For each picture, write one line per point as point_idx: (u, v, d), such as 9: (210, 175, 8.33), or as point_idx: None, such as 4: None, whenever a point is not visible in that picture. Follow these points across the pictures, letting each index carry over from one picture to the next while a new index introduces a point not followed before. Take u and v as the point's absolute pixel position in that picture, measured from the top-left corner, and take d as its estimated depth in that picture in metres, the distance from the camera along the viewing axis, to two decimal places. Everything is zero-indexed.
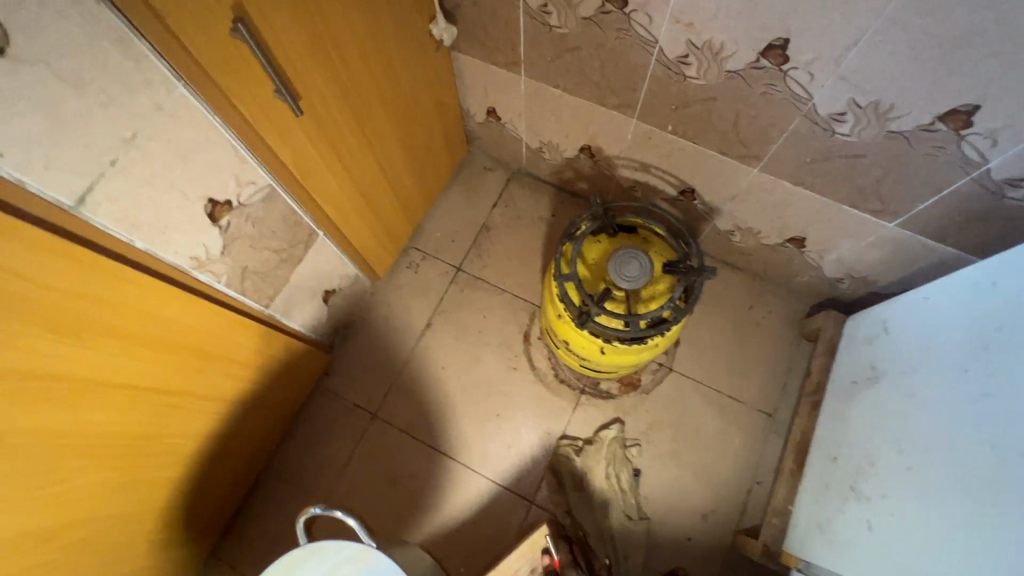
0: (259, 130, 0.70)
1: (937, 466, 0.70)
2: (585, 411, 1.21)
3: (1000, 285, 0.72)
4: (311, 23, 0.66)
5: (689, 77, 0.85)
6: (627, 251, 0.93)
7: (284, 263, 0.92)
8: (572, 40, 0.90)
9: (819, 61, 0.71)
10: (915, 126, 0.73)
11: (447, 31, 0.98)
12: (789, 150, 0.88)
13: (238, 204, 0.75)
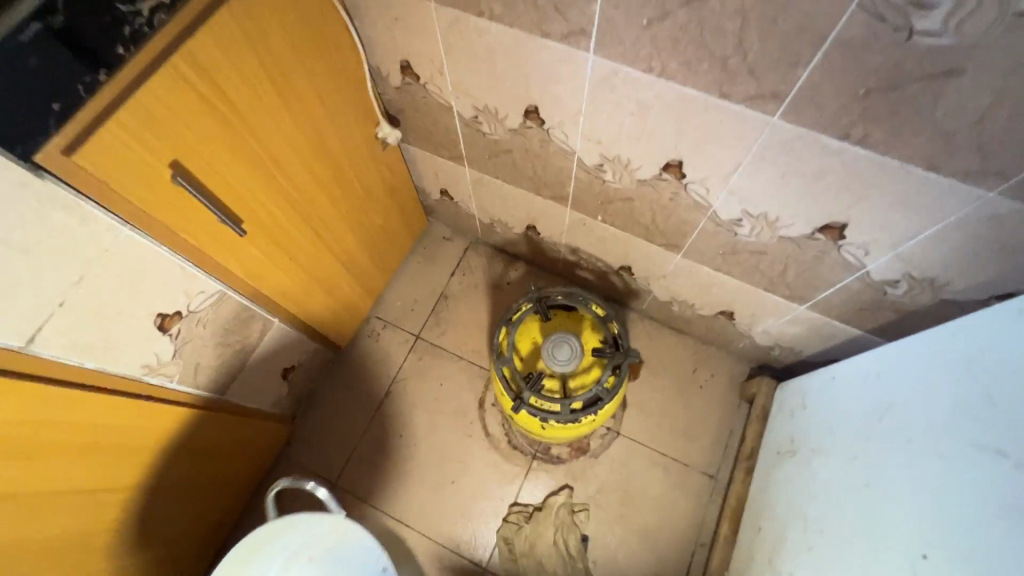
0: (206, 251, 0.78)
1: (825, 546, 0.76)
2: (536, 477, 1.26)
3: (885, 375, 0.79)
4: (246, 155, 0.75)
5: (607, 181, 0.93)
6: (559, 338, 0.99)
7: (239, 352, 0.98)
8: (504, 144, 0.98)
9: (710, 179, 0.79)
10: (801, 235, 0.80)
11: (393, 133, 1.09)
12: (704, 243, 0.95)
13: (188, 311, 0.82)
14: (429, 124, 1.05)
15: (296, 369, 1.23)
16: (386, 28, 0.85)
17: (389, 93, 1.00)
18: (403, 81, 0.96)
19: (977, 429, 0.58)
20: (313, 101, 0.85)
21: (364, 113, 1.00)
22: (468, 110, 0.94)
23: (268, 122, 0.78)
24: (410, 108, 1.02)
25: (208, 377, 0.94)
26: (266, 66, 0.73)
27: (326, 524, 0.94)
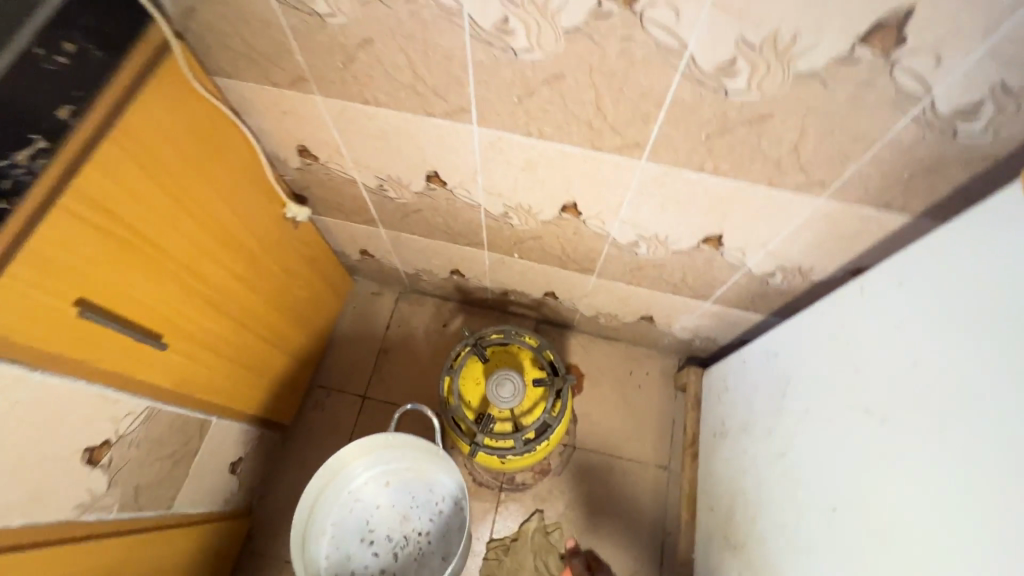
0: (124, 371, 0.77)
1: (763, 515, 0.86)
2: (507, 508, 1.29)
3: (781, 353, 0.91)
4: (151, 269, 0.76)
5: (516, 225, 1.00)
6: (500, 376, 1.05)
7: (179, 461, 0.95)
8: (414, 206, 1.04)
9: (604, 213, 0.88)
10: (689, 247, 0.91)
11: (302, 212, 1.09)
12: (612, 264, 1.05)
13: (117, 437, 0.79)
14: (337, 197, 1.08)
15: (243, 461, 1.19)
16: (276, 120, 0.87)
17: (291, 173, 1.02)
18: (303, 163, 0.98)
19: (860, 392, 0.69)
20: (218, 201, 0.86)
21: (271, 197, 1.00)
22: (372, 180, 0.99)
23: (174, 233, 0.78)
24: (314, 185, 1.05)
25: (150, 496, 0.90)
26: (163, 182, 0.74)
27: (408, 457, 1.11)
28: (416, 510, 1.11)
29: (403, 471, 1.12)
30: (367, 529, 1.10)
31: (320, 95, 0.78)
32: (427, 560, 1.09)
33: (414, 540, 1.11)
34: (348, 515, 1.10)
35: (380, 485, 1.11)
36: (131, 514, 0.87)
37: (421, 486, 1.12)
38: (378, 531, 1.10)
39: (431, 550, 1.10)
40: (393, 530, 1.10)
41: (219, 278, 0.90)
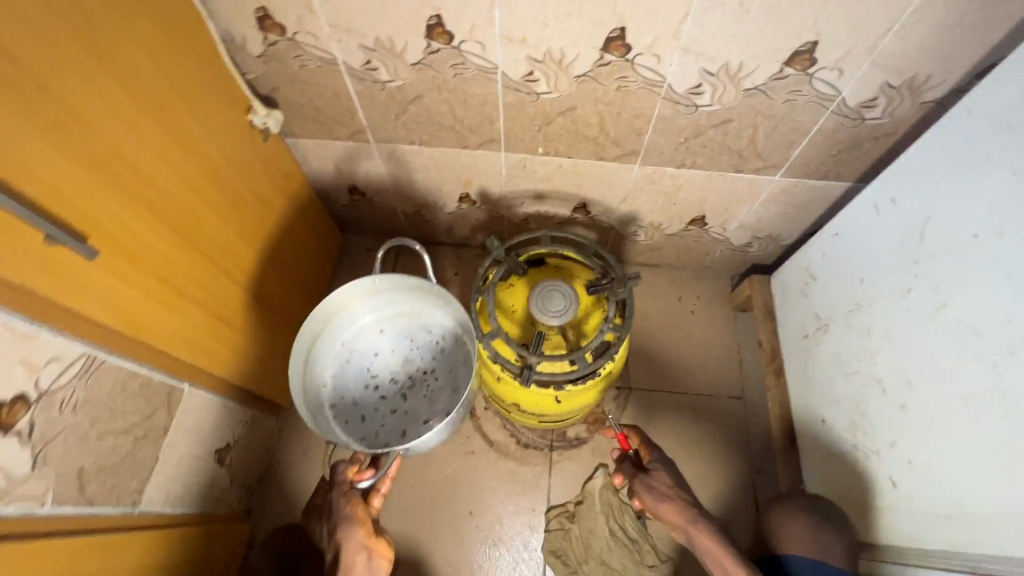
0: (42, 292, 0.58)
1: (918, 394, 0.78)
2: (562, 469, 1.13)
3: (899, 200, 0.82)
4: (76, 151, 0.59)
5: (542, 93, 0.84)
6: (546, 286, 0.88)
7: (141, 440, 0.79)
8: (411, 90, 0.87)
9: (660, 42, 0.73)
10: (766, 78, 0.77)
11: (272, 117, 0.92)
12: (662, 135, 0.90)
13: (40, 394, 0.62)
14: (314, 99, 0.92)
15: (232, 448, 1.03)
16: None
17: (254, 67, 0.86)
18: (265, 41, 0.81)
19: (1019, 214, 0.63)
20: (160, 78, 0.70)
21: (230, 96, 0.84)
22: (357, 54, 0.82)
23: (99, 102, 0.61)
24: (284, 83, 0.89)
25: (106, 487, 0.74)
26: (78, 27, 0.58)
27: (399, 293, 0.99)
28: (419, 353, 1.02)
29: (399, 319, 1.02)
30: (369, 379, 1.01)
31: None
32: (436, 395, 1.01)
33: (421, 385, 1.01)
34: (354, 372, 1.00)
35: (375, 332, 1.01)
36: (77, 507, 0.70)
37: (417, 329, 1.02)
38: (380, 379, 1.01)
39: (438, 386, 1.01)
40: (397, 377, 1.01)
41: (177, 187, 0.75)
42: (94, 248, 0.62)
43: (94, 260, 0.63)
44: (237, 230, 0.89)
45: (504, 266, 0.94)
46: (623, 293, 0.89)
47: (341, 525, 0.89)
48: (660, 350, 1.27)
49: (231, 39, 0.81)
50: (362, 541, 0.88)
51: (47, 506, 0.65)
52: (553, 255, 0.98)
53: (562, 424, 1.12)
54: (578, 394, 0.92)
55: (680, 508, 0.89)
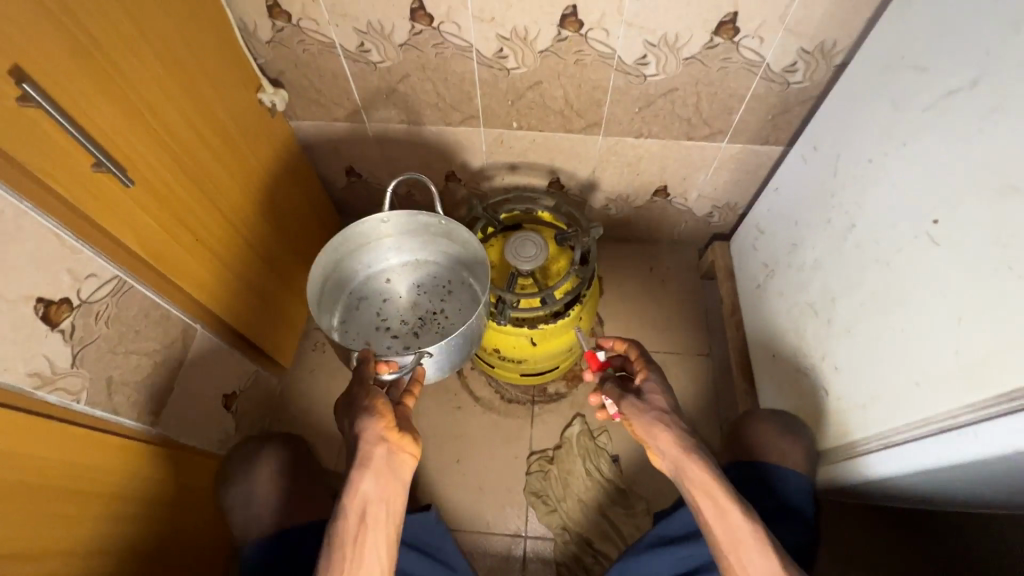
0: (83, 208, 0.64)
1: (835, 341, 0.77)
2: (543, 421, 1.14)
3: (821, 146, 0.83)
4: (125, 98, 0.67)
5: (649, 76, 0.91)
6: (519, 235, 0.94)
7: (159, 367, 0.80)
8: (532, 77, 0.94)
9: (766, 27, 0.81)
10: (816, 47, 0.83)
11: (279, 96, 1.00)
12: (750, 113, 0.96)
13: (80, 302, 0.66)
14: (434, 84, 0.98)
15: (238, 398, 1.04)
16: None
17: (263, 52, 0.95)
18: (411, 31, 0.88)
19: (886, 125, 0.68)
20: (183, 44, 0.77)
21: (241, 74, 0.92)
22: (491, 44, 0.89)
23: (130, 52, 0.68)
24: (415, 71, 0.96)
25: (127, 399, 0.75)
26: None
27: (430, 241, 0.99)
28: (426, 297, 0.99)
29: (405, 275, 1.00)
30: (379, 321, 0.97)
31: None
32: (448, 330, 0.96)
33: (431, 323, 0.97)
34: (374, 319, 0.98)
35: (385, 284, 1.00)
36: (107, 412, 0.72)
37: (422, 281, 1.00)
38: (393, 320, 0.97)
39: (448, 321, 0.96)
40: (405, 316, 0.98)
41: (189, 132, 0.78)
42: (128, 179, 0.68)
43: (128, 189, 0.69)
44: (226, 165, 0.87)
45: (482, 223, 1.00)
46: (588, 242, 0.96)
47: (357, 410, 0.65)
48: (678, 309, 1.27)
49: (365, 28, 0.89)
50: (381, 434, 0.63)
51: (78, 403, 0.67)
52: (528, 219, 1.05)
53: (540, 376, 1.13)
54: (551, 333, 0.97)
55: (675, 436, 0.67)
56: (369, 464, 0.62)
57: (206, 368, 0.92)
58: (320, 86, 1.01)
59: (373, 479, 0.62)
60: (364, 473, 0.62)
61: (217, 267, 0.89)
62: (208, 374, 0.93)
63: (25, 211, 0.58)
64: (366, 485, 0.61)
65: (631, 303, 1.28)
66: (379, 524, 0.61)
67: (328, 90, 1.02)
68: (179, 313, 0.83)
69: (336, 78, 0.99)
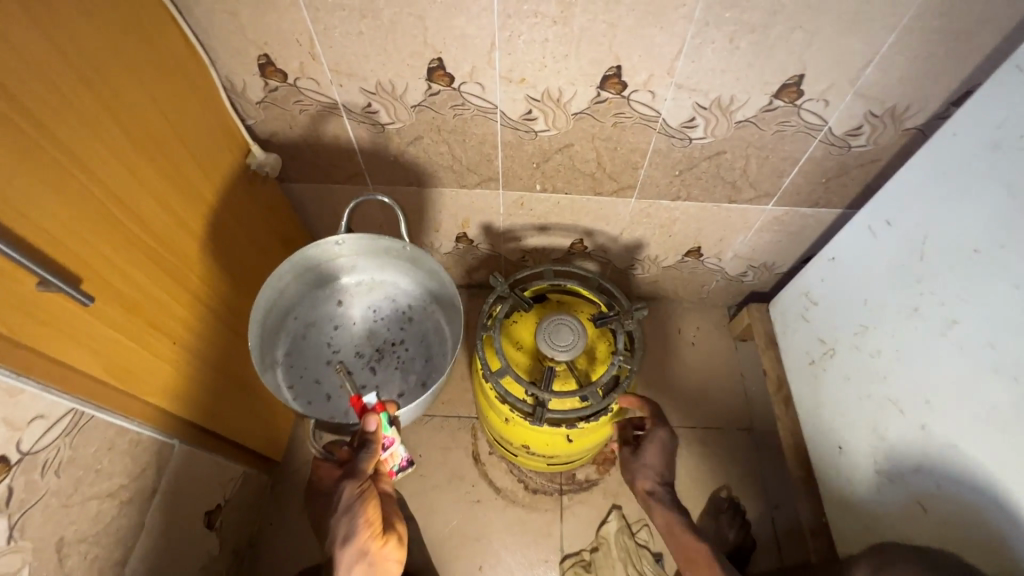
0: (25, 340, 0.49)
1: (935, 464, 0.67)
2: (573, 514, 1.01)
3: (894, 220, 0.74)
4: (80, 189, 0.54)
5: (694, 139, 0.81)
6: (554, 320, 0.82)
7: (126, 506, 0.65)
8: (563, 139, 0.83)
9: (833, 89, 0.71)
10: (888, 109, 0.74)
11: (270, 160, 0.86)
12: (805, 177, 0.86)
13: (21, 455, 0.51)
14: (451, 147, 0.86)
15: (223, 510, 0.89)
16: (400, 9, 0.66)
17: (254, 113, 0.82)
18: (426, 91, 0.76)
19: (977, 227, 0.61)
20: (157, 118, 0.64)
21: (229, 142, 0.80)
22: (519, 105, 0.77)
23: (90, 136, 0.55)
24: (428, 133, 0.84)
25: (85, 559, 0.60)
26: (76, 64, 0.53)
27: (376, 262, 0.83)
28: (385, 323, 0.83)
29: (359, 292, 0.83)
30: (330, 353, 0.80)
31: None
32: (410, 366, 0.80)
33: (391, 355, 0.81)
34: (320, 348, 0.80)
35: (335, 306, 0.82)
36: None
37: (377, 300, 0.84)
38: (345, 350, 0.80)
39: (411, 357, 0.81)
40: (360, 346, 0.81)
41: (162, 218, 0.65)
42: (88, 294, 0.54)
43: (88, 307, 0.55)
44: (206, 249, 0.74)
45: (508, 302, 0.88)
46: (632, 325, 0.85)
47: (343, 516, 0.67)
48: (712, 375, 1.16)
49: (372, 88, 0.77)
50: (367, 544, 0.66)
51: None
52: (555, 292, 0.93)
53: (568, 464, 1.00)
54: (590, 429, 0.84)
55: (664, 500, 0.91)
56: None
57: (185, 490, 0.77)
58: (318, 149, 0.89)
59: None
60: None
61: (197, 373, 0.74)
62: (187, 496, 0.78)
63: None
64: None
65: (663, 368, 1.17)
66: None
67: (327, 151, 0.89)
68: (151, 434, 0.68)
69: (334, 137, 0.86)
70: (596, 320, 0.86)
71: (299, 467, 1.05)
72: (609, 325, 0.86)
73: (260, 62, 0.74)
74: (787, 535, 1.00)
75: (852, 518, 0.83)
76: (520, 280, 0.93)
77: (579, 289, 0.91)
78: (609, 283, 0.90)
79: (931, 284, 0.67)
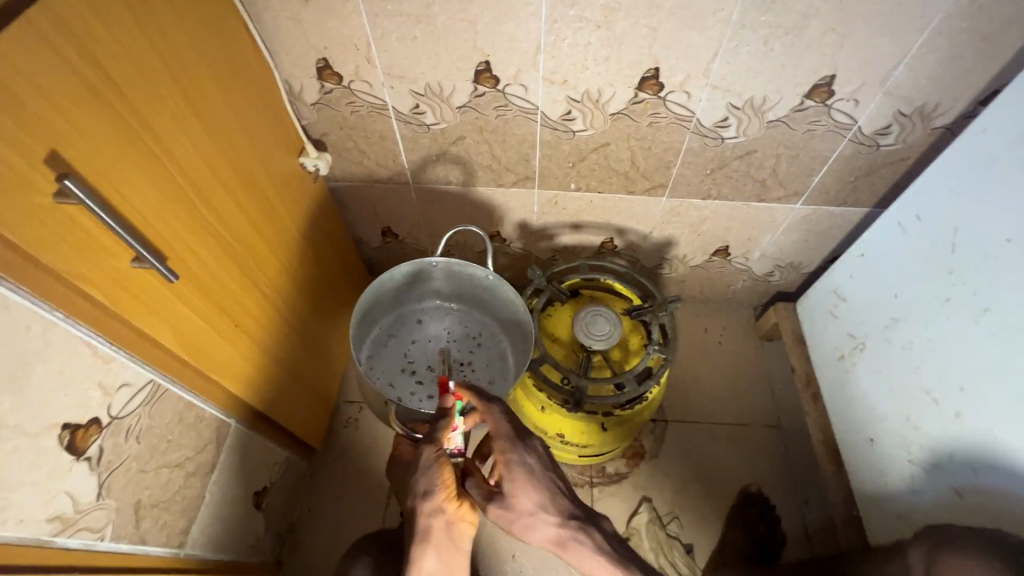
0: (120, 313, 0.54)
1: (971, 453, 0.69)
2: (604, 506, 1.03)
3: (925, 215, 0.76)
4: (168, 177, 0.59)
5: (727, 138, 0.84)
6: (590, 311, 0.86)
7: (192, 476, 0.70)
8: (600, 139, 0.87)
9: (863, 89, 0.74)
10: (917, 109, 0.76)
11: (321, 159, 0.92)
12: (833, 176, 0.89)
13: (110, 419, 0.55)
14: (492, 146, 0.91)
15: (269, 493, 0.92)
16: (453, 15, 0.71)
17: (308, 115, 0.87)
18: (472, 92, 0.81)
19: (1005, 218, 0.64)
20: (229, 116, 0.69)
21: (287, 141, 0.85)
22: (560, 106, 0.82)
23: (179, 132, 0.60)
24: (471, 133, 0.88)
25: (157, 523, 0.64)
26: (170, 65, 0.58)
27: (459, 291, 0.92)
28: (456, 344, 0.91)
29: (437, 315, 0.93)
30: (406, 363, 0.89)
31: None
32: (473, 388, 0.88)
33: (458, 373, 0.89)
34: (398, 358, 0.89)
35: (415, 324, 0.92)
36: (131, 545, 0.60)
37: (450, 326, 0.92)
38: (419, 363, 0.89)
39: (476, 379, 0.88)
40: (432, 362, 0.89)
41: (232, 209, 0.70)
42: (172, 272, 0.58)
43: (171, 285, 0.59)
44: (267, 241, 0.79)
45: (545, 295, 0.91)
46: (665, 316, 0.88)
47: (421, 481, 0.65)
48: (740, 374, 1.18)
49: (421, 90, 0.82)
50: (446, 509, 0.65)
51: (104, 540, 0.57)
52: (587, 285, 0.96)
53: (599, 456, 1.02)
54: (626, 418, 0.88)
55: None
56: (431, 543, 0.65)
57: (240, 469, 0.81)
58: (366, 149, 0.94)
59: (431, 558, 0.65)
60: (426, 547, 0.65)
61: (258, 357, 0.79)
62: (241, 475, 0.82)
63: (53, 321, 0.48)
64: (428, 562, 0.66)
65: (691, 366, 1.19)
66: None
67: (374, 152, 0.94)
68: (214, 411, 0.73)
69: (382, 138, 0.91)
70: (631, 312, 0.89)
71: (338, 456, 1.09)
72: (643, 316, 0.89)
73: (318, 66, 0.79)
74: (817, 532, 1.01)
75: (885, 509, 0.84)
76: (555, 273, 0.97)
77: (613, 283, 0.94)
78: (641, 276, 0.93)
79: (963, 275, 0.69)
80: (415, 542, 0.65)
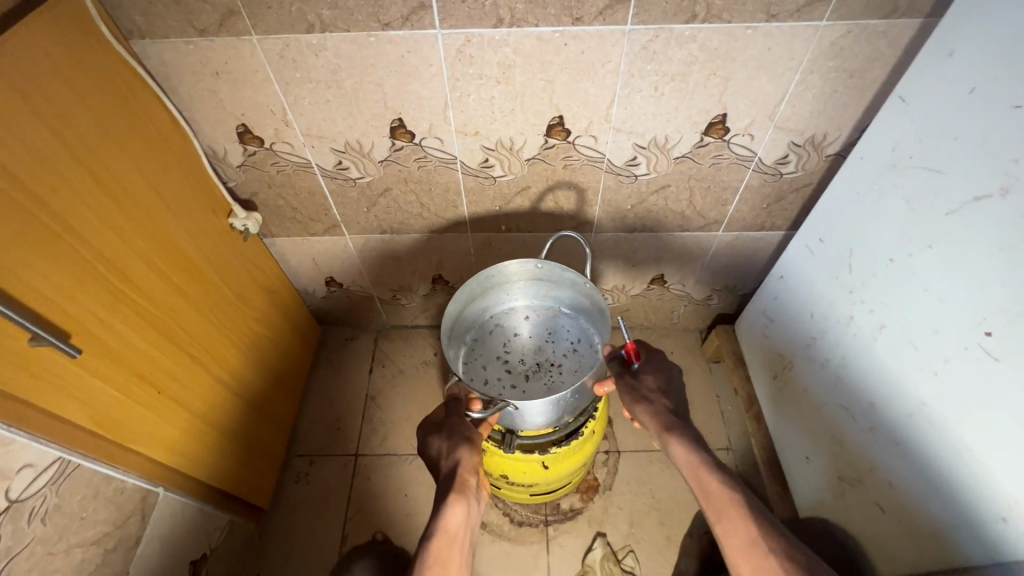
0: (14, 392, 0.53)
1: (886, 464, 0.70)
2: (560, 545, 1.02)
3: (827, 238, 0.79)
4: (73, 253, 0.59)
5: (640, 175, 0.88)
6: None
7: (111, 553, 0.68)
8: (521, 183, 0.90)
9: (754, 125, 0.79)
10: (810, 139, 0.81)
11: (251, 219, 0.93)
12: (747, 203, 0.93)
13: (8, 503, 0.54)
14: (420, 195, 0.93)
15: (209, 560, 0.90)
16: (360, 79, 0.74)
17: (234, 176, 0.89)
18: (391, 147, 0.84)
19: (886, 239, 0.67)
20: (145, 187, 0.71)
21: (212, 203, 0.86)
22: (476, 154, 0.85)
23: (83, 208, 0.61)
24: (397, 184, 0.91)
25: None
26: (74, 148, 0.60)
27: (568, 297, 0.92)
28: (551, 346, 0.89)
29: (547, 313, 0.93)
30: (503, 351, 0.90)
31: (440, 27, 0.68)
32: (558, 388, 0.84)
33: (546, 373, 0.87)
34: (496, 345, 0.90)
35: (524, 316, 0.93)
36: None
37: (561, 324, 0.92)
38: (513, 355, 0.89)
39: (561, 380, 0.85)
40: (526, 356, 0.89)
41: (151, 274, 0.71)
42: (76, 347, 0.59)
43: (74, 359, 0.59)
44: (191, 302, 0.79)
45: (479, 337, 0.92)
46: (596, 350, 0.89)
47: (462, 442, 0.74)
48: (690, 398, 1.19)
49: (342, 148, 0.84)
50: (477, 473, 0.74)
51: None
52: None
53: (551, 495, 1.02)
54: (564, 454, 0.88)
55: (658, 415, 0.76)
56: (463, 498, 0.71)
57: (171, 538, 0.79)
58: (297, 205, 0.96)
59: (459, 512, 0.70)
60: (459, 503, 0.71)
61: (182, 421, 0.78)
62: (173, 545, 0.80)
63: None
64: (456, 515, 0.70)
65: None
66: (467, 541, 0.71)
67: (304, 208, 0.96)
68: (138, 482, 0.71)
69: (311, 194, 0.93)
70: None
71: (286, 515, 1.07)
72: None
73: (238, 131, 0.82)
74: None
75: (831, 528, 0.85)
76: None
77: None
78: None
79: (860, 292, 0.72)
80: (451, 497, 0.70)
